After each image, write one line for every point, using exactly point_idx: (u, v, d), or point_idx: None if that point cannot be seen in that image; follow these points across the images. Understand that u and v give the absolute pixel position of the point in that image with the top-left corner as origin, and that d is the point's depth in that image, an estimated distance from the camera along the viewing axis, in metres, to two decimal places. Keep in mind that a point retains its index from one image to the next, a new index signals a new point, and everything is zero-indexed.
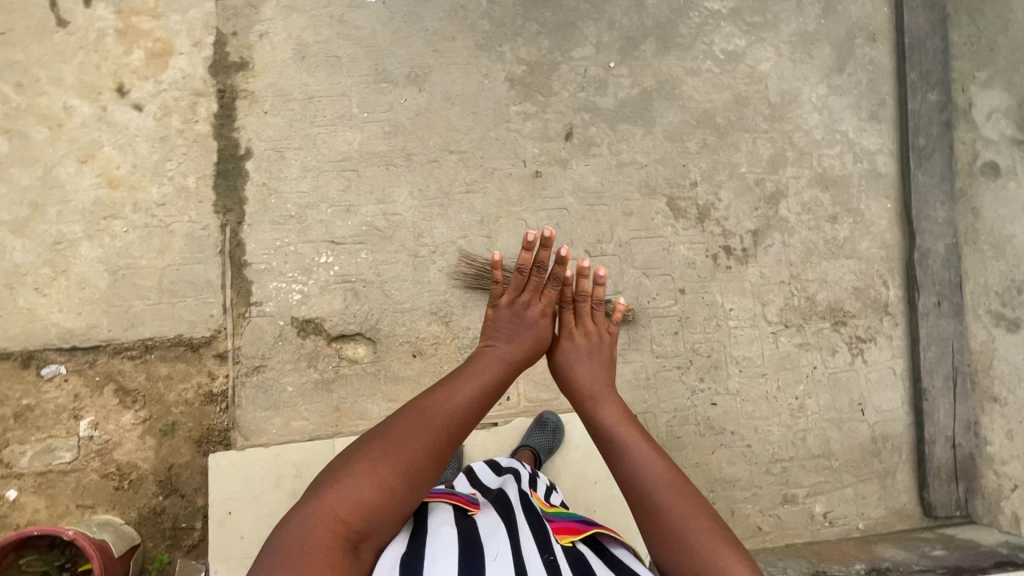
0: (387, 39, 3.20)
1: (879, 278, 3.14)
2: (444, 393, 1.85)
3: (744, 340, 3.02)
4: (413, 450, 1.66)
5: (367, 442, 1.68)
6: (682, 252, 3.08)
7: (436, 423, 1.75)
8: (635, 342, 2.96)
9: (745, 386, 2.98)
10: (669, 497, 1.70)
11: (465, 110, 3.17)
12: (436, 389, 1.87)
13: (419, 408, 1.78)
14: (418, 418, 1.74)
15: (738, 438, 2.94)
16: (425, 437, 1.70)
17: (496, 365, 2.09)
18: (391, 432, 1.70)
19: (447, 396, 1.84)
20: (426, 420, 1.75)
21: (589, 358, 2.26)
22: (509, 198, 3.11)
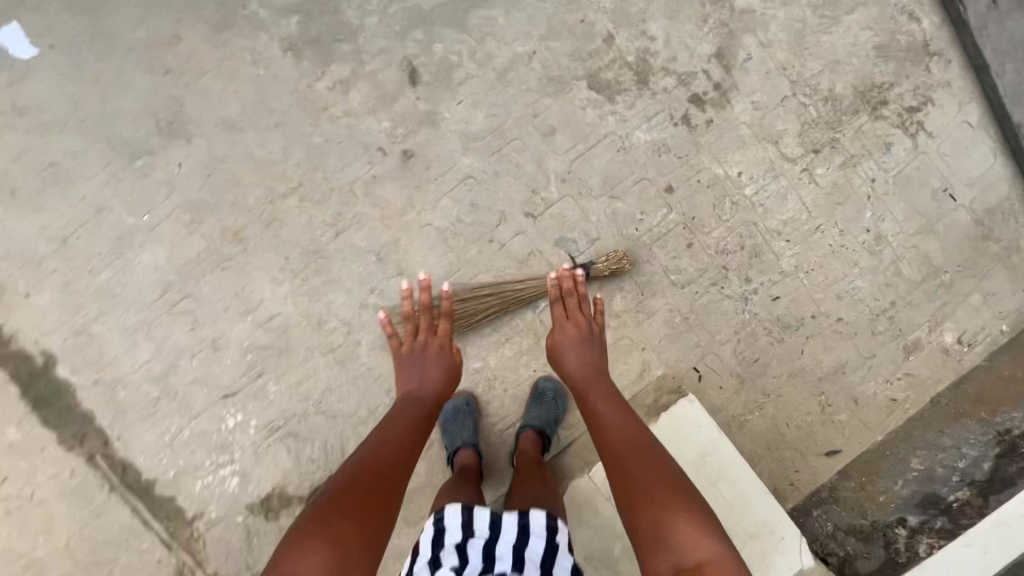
0: (100, 97, 2.10)
1: (901, 14, 2.25)
2: (393, 431, 1.63)
3: (775, 200, 2.21)
4: (372, 509, 1.42)
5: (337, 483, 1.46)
6: (643, 139, 2.19)
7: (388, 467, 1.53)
8: (649, 286, 2.19)
9: (802, 255, 2.23)
10: (660, 490, 1.47)
11: (263, 126, 2.12)
12: (383, 424, 1.66)
13: (380, 439, 1.61)
14: (376, 456, 1.54)
15: (824, 318, 2.26)
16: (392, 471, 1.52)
17: (420, 400, 1.73)
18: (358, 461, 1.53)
19: (394, 435, 1.62)
20: (381, 455, 1.55)
21: (568, 348, 1.84)
22: (394, 206, 2.15)
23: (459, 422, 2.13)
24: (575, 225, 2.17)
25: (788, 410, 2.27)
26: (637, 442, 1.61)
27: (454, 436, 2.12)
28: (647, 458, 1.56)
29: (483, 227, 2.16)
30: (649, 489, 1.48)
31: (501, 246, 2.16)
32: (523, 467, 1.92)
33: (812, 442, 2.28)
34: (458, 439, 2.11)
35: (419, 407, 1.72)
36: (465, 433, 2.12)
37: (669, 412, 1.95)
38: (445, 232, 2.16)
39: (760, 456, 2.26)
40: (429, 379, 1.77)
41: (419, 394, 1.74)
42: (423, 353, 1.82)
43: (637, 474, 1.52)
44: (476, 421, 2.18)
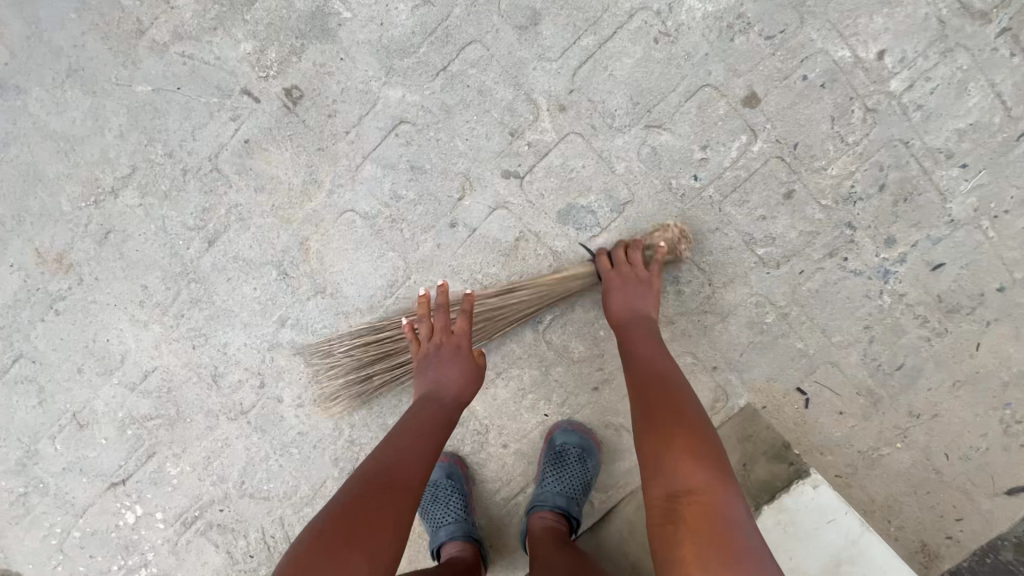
0: None
1: None
2: (417, 430, 1.06)
3: (944, 96, 1.24)
4: (384, 532, 0.89)
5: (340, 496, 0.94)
6: (699, 13, 1.22)
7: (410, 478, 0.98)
8: (721, 271, 1.32)
9: (989, 188, 1.28)
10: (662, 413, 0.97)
11: (50, 80, 1.27)
12: (400, 424, 1.08)
13: (399, 434, 1.06)
14: (386, 455, 1.01)
15: (1020, 289, 1.35)
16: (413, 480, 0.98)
17: (447, 394, 1.13)
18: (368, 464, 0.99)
19: (420, 440, 1.05)
20: (395, 457, 1.01)
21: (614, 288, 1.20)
22: (289, 187, 1.31)
23: (441, 504, 1.43)
24: (589, 183, 1.28)
25: (950, 435, 1.44)
26: (652, 355, 1.11)
27: (433, 522, 1.44)
28: (652, 380, 1.04)
29: (438, 205, 1.31)
30: (647, 404, 1.00)
31: (470, 234, 1.32)
32: (545, 556, 1.24)
33: (988, 478, 1.46)
34: (440, 529, 1.42)
35: (449, 400, 1.13)
36: (449, 521, 1.42)
37: (776, 497, 1.23)
38: (378, 219, 1.32)
39: (904, 505, 1.48)
40: (444, 376, 1.14)
41: (436, 400, 1.12)
42: (433, 358, 1.17)
43: (636, 388, 1.04)
44: (468, 496, 1.48)
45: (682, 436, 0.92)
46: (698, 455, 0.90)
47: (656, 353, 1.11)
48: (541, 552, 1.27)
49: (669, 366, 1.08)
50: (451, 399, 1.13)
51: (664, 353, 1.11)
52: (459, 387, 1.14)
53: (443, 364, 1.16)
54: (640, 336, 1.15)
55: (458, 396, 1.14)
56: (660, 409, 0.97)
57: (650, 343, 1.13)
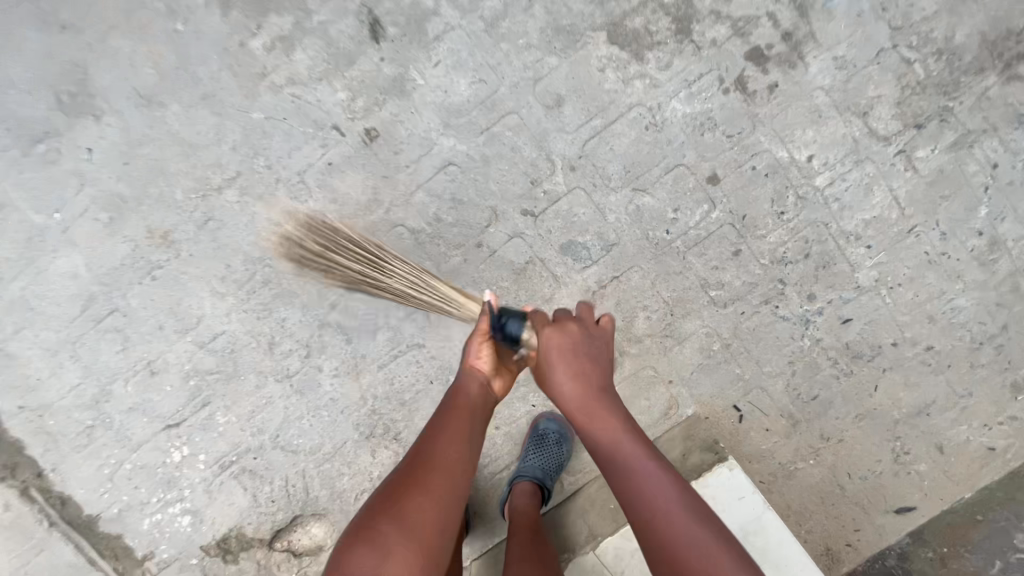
0: None
1: None
2: (458, 427, 1.23)
3: (856, 194, 1.66)
4: (417, 511, 1.09)
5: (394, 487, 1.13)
6: (681, 112, 1.64)
7: (448, 468, 1.17)
8: (682, 304, 1.71)
9: (886, 267, 1.70)
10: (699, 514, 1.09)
11: (187, 100, 1.66)
12: (437, 419, 1.27)
13: (442, 436, 1.22)
14: (434, 453, 1.18)
15: (909, 346, 1.75)
16: (448, 472, 1.16)
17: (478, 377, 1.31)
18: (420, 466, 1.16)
19: (456, 435, 1.22)
20: (442, 462, 1.17)
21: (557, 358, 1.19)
22: (357, 203, 1.70)
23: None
24: (586, 226, 1.68)
25: (852, 458, 1.81)
26: (634, 430, 1.19)
27: None
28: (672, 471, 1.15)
29: (469, 229, 1.69)
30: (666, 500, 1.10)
31: (491, 255, 1.70)
32: (520, 531, 1.53)
33: (882, 496, 1.82)
34: None
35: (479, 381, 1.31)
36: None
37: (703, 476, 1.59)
38: (421, 234, 1.70)
39: (813, 512, 1.82)
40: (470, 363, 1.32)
41: (468, 390, 1.31)
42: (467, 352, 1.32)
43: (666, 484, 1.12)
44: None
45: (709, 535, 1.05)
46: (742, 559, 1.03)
47: (642, 440, 1.18)
48: (517, 526, 1.55)
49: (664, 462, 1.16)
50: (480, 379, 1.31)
51: (646, 438, 1.19)
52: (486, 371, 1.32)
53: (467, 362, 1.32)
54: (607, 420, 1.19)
55: (484, 381, 1.32)
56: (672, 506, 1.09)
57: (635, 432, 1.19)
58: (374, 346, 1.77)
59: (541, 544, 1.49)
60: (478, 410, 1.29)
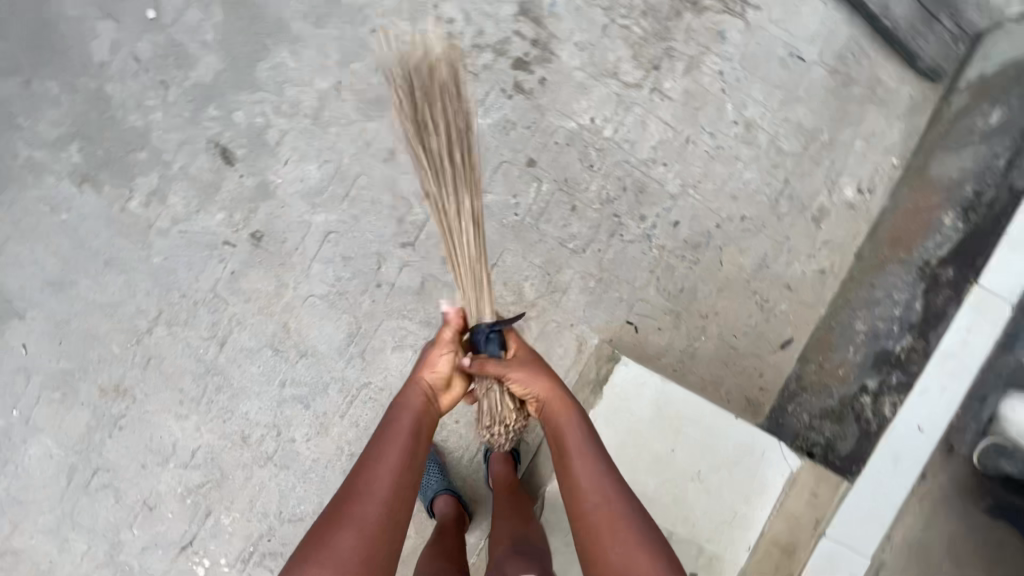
0: None
1: None
2: (405, 451, 1.34)
3: (637, 131, 2.14)
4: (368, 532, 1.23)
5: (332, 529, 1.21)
6: (485, 124, 2.06)
7: (381, 511, 1.25)
8: (552, 262, 2.12)
9: (683, 173, 2.18)
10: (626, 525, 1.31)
11: (93, 271, 1.94)
12: (373, 453, 1.34)
13: (376, 475, 1.29)
14: (369, 492, 1.27)
15: (728, 222, 2.23)
16: (378, 506, 1.26)
17: (410, 408, 1.41)
18: (354, 512, 1.24)
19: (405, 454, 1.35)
20: (373, 505, 1.25)
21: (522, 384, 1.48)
22: (268, 293, 2.01)
23: (424, 473, 2.05)
24: None
25: (731, 321, 2.25)
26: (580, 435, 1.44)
27: (423, 488, 2.04)
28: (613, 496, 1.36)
29: (366, 275, 2.05)
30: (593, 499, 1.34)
31: (392, 287, 2.06)
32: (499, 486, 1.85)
33: (765, 339, 2.25)
34: (430, 489, 2.03)
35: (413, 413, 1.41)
36: (433, 482, 2.04)
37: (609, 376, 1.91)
38: (331, 295, 2.04)
39: (723, 375, 2.24)
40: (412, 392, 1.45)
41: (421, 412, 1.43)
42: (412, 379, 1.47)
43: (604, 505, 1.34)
44: (441, 464, 2.11)
45: (624, 531, 1.29)
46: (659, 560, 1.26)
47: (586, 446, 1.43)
48: (496, 481, 1.87)
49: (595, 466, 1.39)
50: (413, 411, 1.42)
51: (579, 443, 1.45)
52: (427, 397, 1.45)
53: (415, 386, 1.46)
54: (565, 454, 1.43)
55: (418, 414, 1.42)
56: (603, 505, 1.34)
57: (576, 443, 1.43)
58: (330, 400, 2.06)
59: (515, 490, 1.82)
60: (417, 435, 1.38)
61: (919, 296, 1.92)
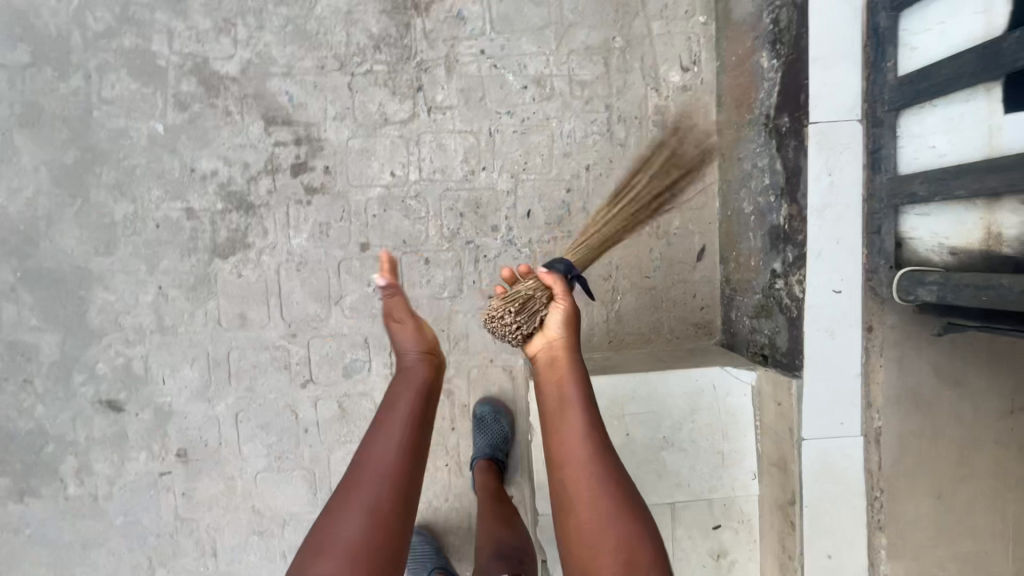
0: None
1: None
2: (411, 400, 1.21)
3: (441, 156, 2.05)
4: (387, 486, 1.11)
5: (350, 485, 1.11)
6: (304, 239, 2.03)
7: (394, 469, 1.12)
8: (439, 318, 2.09)
9: (506, 164, 2.07)
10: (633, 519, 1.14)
11: (79, 558, 2.09)
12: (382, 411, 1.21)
13: (391, 432, 1.16)
14: (375, 445, 1.16)
15: (578, 179, 2.09)
16: (393, 452, 1.14)
17: (418, 378, 1.25)
18: (368, 465, 1.12)
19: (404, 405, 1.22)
20: (390, 458, 1.13)
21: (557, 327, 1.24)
22: (223, 492, 2.10)
23: (415, 546, 2.01)
24: (342, 350, 2.08)
25: (638, 267, 2.12)
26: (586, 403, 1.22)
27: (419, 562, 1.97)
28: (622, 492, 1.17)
29: (291, 428, 2.09)
30: (593, 476, 1.15)
31: (319, 425, 2.10)
32: (483, 498, 1.81)
33: (680, 263, 2.13)
34: (427, 557, 1.98)
35: (425, 380, 1.25)
36: (426, 550, 2.00)
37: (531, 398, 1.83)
38: (274, 462, 2.10)
39: (658, 317, 2.14)
40: (404, 347, 1.28)
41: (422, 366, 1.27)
42: (401, 331, 1.28)
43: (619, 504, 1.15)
44: (427, 535, 2.10)
45: (620, 505, 1.13)
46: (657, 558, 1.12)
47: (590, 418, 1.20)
48: (481, 493, 1.84)
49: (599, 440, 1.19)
50: (423, 386, 1.24)
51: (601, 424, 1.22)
52: (433, 366, 1.28)
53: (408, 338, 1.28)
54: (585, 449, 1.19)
55: (428, 390, 1.25)
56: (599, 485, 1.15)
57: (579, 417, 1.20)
58: None
59: (500, 502, 1.79)
60: (424, 413, 1.22)
61: (775, 156, 1.72)
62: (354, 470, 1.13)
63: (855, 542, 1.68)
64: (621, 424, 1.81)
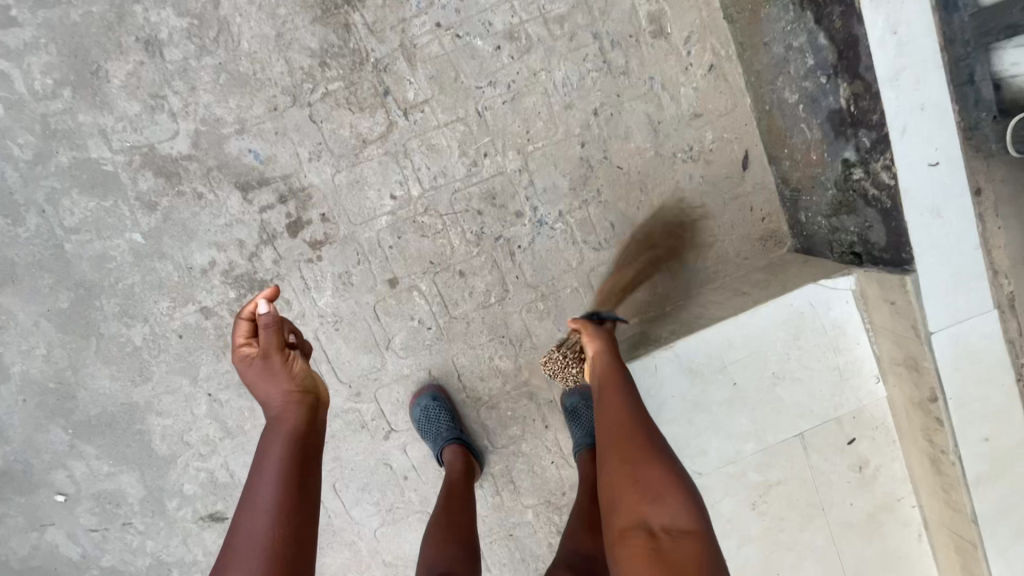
0: None
1: None
2: (287, 449, 1.11)
3: (435, 158, 1.82)
4: (275, 557, 0.97)
5: (220, 569, 0.97)
6: (330, 296, 1.87)
7: (268, 537, 0.99)
8: (495, 326, 1.94)
9: (508, 141, 1.83)
10: (661, 453, 1.17)
11: None
12: (251, 472, 1.09)
13: (257, 496, 1.04)
14: (247, 511, 1.03)
15: (589, 128, 1.85)
16: (263, 516, 1.01)
17: (288, 427, 1.14)
18: (240, 544, 0.98)
19: (283, 454, 1.10)
20: (265, 524, 1.00)
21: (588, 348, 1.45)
22: (351, 557, 2.09)
23: (432, 421, 1.87)
24: (410, 390, 1.96)
25: (681, 201, 1.91)
26: (613, 373, 1.37)
27: (435, 435, 1.88)
28: (648, 429, 1.23)
29: (390, 480, 2.03)
30: (621, 408, 1.28)
31: (416, 468, 2.02)
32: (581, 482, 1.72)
33: (726, 180, 1.90)
34: (443, 434, 1.87)
35: (297, 426, 1.15)
36: (443, 426, 1.88)
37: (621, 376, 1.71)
38: (387, 516, 2.05)
39: (721, 245, 1.94)
40: (268, 397, 1.17)
41: (283, 397, 1.18)
42: (256, 375, 1.18)
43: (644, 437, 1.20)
44: (454, 411, 1.95)
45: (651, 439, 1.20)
46: (687, 486, 1.11)
47: (626, 390, 1.32)
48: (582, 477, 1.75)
49: (631, 403, 1.29)
50: (295, 434, 1.14)
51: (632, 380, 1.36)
52: (309, 407, 1.19)
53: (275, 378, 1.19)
54: (613, 402, 1.31)
55: (303, 433, 1.15)
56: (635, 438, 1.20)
57: (613, 389, 1.33)
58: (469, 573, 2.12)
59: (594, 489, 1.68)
60: (302, 449, 1.12)
61: (816, 29, 1.46)
62: (224, 554, 0.99)
63: (1009, 417, 1.54)
64: (723, 374, 1.68)
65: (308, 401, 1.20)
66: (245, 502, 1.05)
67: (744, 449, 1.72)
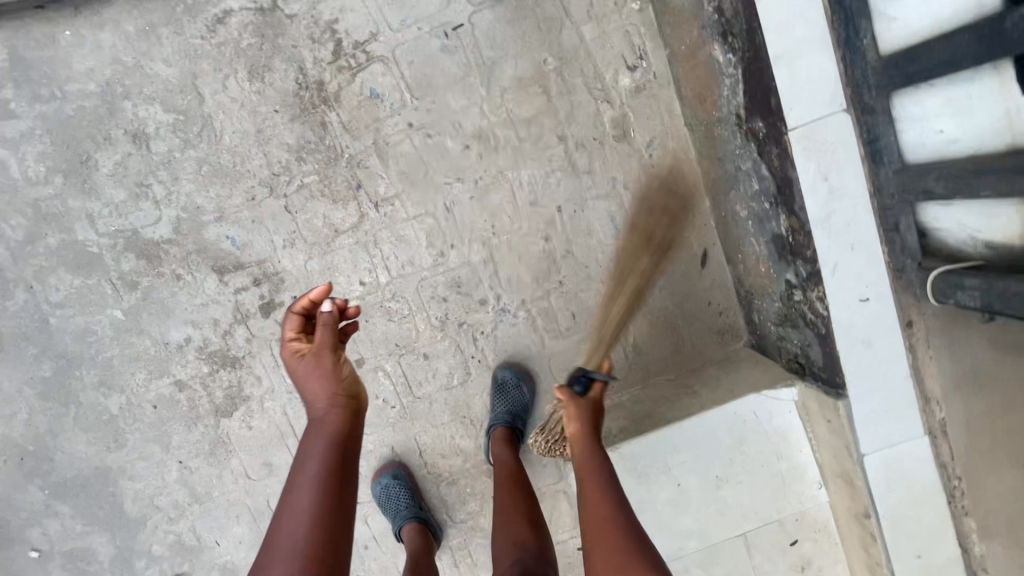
0: None
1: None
2: (331, 446, 1.10)
3: (404, 248, 1.90)
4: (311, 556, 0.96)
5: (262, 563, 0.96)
6: None
7: (306, 536, 0.97)
8: (456, 406, 2.00)
9: (473, 234, 1.91)
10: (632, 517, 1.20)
11: None
12: (294, 468, 1.08)
13: (302, 490, 1.03)
14: (289, 506, 1.02)
15: (552, 224, 1.92)
16: (305, 509, 1.00)
17: (331, 426, 1.13)
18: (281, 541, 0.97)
19: (329, 449, 1.09)
20: (303, 525, 0.99)
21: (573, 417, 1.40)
22: None
23: (389, 500, 1.93)
24: (372, 464, 2.03)
25: None
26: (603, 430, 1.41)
27: (393, 514, 1.93)
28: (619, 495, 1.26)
29: None
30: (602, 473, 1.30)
31: (377, 538, 2.08)
32: (502, 482, 1.66)
33: (685, 275, 1.97)
34: (401, 513, 1.93)
35: (338, 427, 1.13)
36: (400, 506, 1.93)
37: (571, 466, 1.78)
38: None
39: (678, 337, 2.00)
40: (313, 395, 1.15)
41: (332, 394, 1.16)
42: (305, 370, 1.17)
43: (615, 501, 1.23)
44: (413, 487, 2.00)
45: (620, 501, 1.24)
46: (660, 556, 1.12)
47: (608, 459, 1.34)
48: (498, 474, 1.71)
49: (609, 467, 1.32)
50: (338, 434, 1.12)
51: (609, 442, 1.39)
52: (352, 409, 1.17)
53: (323, 373, 1.17)
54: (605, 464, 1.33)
55: (345, 435, 1.13)
56: (611, 521, 1.19)
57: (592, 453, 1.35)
58: None
59: (526, 491, 1.62)
60: (345, 449, 1.11)
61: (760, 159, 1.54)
62: (267, 544, 0.98)
63: (945, 541, 1.55)
64: (669, 475, 1.74)
65: (351, 399, 1.18)
66: (286, 498, 1.04)
67: (688, 546, 1.77)
